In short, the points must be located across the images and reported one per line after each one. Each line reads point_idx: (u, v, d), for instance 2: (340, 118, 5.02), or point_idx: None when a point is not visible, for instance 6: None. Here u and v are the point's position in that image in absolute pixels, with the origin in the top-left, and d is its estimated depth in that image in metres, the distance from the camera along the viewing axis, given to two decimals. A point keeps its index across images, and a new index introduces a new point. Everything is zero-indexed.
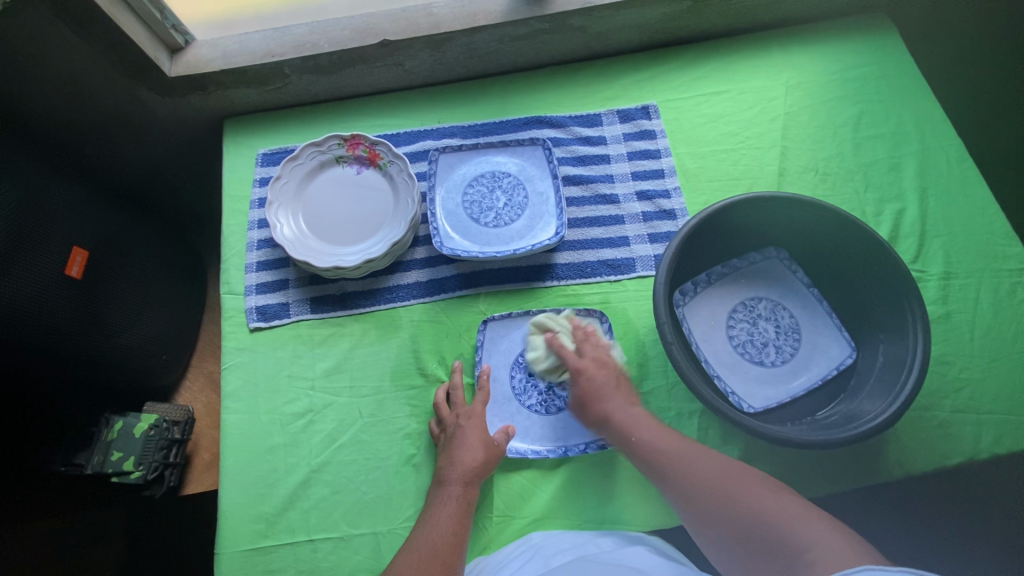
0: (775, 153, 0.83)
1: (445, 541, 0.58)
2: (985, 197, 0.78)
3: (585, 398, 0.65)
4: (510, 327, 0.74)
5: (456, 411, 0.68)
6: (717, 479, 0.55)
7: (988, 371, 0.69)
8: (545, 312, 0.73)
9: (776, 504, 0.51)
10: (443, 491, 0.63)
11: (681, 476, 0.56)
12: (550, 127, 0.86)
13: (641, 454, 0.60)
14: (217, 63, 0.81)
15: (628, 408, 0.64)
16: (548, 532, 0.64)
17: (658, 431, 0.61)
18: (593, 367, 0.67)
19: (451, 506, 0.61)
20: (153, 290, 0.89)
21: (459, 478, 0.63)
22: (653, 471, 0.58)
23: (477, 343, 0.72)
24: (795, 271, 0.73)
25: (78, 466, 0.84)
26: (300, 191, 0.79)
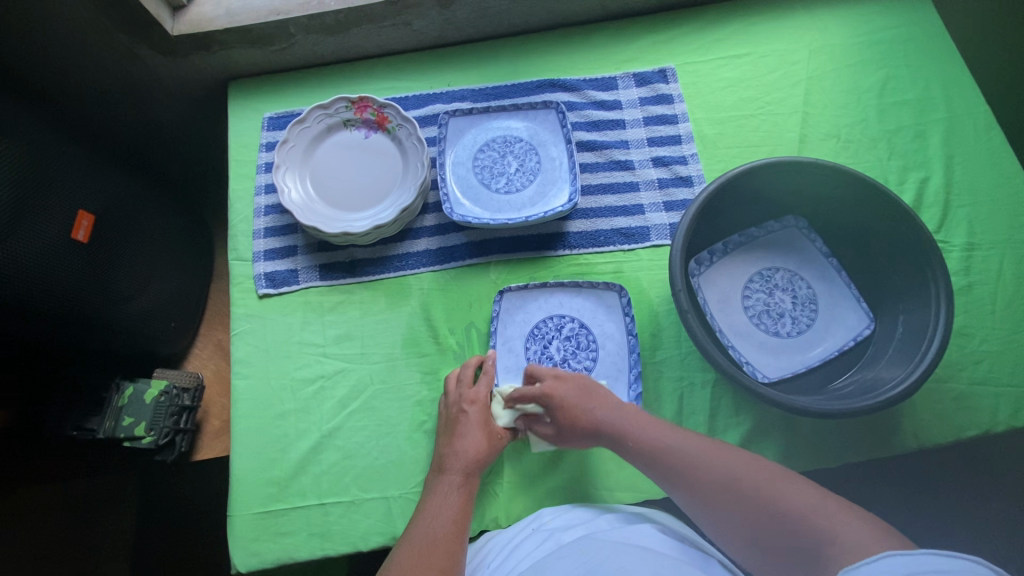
0: (797, 119, 0.80)
1: (446, 529, 0.57)
2: (1013, 167, 0.75)
3: (565, 416, 0.62)
4: (527, 298, 0.72)
5: (458, 395, 0.65)
6: (722, 471, 0.55)
7: (1008, 343, 0.68)
8: (564, 284, 0.72)
9: (780, 492, 0.52)
10: (446, 477, 0.61)
11: (684, 472, 0.56)
12: (563, 90, 0.83)
13: (639, 454, 0.59)
14: (220, 21, 0.78)
15: (619, 408, 0.62)
16: (558, 509, 0.63)
17: (654, 426, 0.60)
18: (558, 385, 0.64)
19: (455, 494, 0.60)
20: (161, 256, 0.89)
21: (461, 467, 0.61)
22: (655, 467, 0.58)
23: (493, 312, 0.71)
24: (814, 240, 0.71)
25: (90, 431, 0.84)
26: (307, 155, 0.77)
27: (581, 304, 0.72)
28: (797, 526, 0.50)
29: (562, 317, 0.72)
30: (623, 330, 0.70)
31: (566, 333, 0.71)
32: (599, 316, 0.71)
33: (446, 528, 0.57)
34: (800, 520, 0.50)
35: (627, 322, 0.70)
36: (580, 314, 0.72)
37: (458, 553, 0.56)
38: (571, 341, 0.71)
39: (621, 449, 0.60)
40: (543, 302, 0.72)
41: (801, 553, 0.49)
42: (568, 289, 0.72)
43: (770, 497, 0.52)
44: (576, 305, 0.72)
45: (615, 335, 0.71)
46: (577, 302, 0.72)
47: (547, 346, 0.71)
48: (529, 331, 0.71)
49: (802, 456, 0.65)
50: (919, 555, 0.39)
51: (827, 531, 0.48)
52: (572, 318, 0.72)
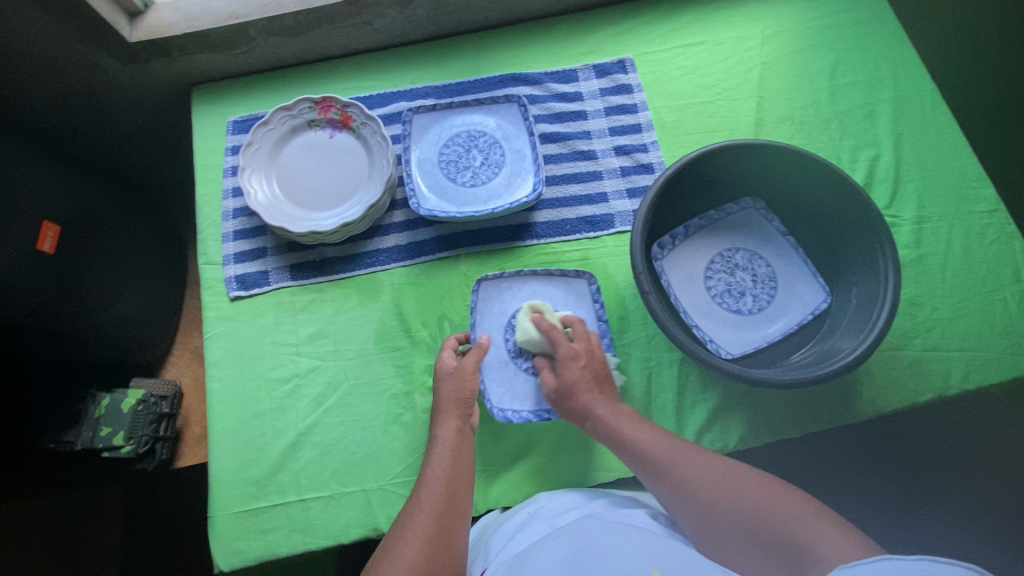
0: (752, 104, 0.82)
1: (441, 480, 0.60)
2: (958, 142, 0.79)
3: (573, 386, 0.64)
4: (502, 289, 0.73)
5: (453, 369, 0.67)
6: (716, 477, 0.56)
7: (957, 310, 0.71)
8: (536, 273, 0.73)
9: (774, 501, 0.53)
10: (438, 427, 0.64)
11: (677, 477, 0.57)
12: (525, 84, 0.84)
13: (630, 450, 0.60)
14: (179, 27, 0.78)
15: (615, 404, 0.64)
16: (552, 495, 0.64)
17: (649, 428, 0.61)
18: (584, 358, 0.66)
19: (447, 441, 0.63)
20: (131, 266, 0.88)
21: (451, 410, 0.64)
22: (648, 466, 0.59)
23: (471, 304, 0.72)
24: (771, 219, 0.73)
25: (68, 443, 0.84)
26: (273, 157, 0.77)
27: (553, 293, 0.74)
28: (791, 535, 0.50)
29: None
30: (594, 317, 0.72)
31: None
32: (570, 303, 0.73)
33: (443, 477, 0.60)
34: (794, 530, 0.50)
35: (598, 307, 0.72)
36: (554, 302, 0.73)
37: (457, 499, 0.59)
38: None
39: (611, 442, 0.62)
40: (516, 292, 0.74)
41: (792, 561, 0.49)
42: (539, 279, 0.74)
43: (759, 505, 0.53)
44: (549, 293, 0.74)
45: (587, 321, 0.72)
46: (549, 289, 0.74)
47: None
48: (506, 323, 0.72)
49: (767, 428, 0.68)
50: (913, 560, 0.38)
51: (820, 541, 0.48)
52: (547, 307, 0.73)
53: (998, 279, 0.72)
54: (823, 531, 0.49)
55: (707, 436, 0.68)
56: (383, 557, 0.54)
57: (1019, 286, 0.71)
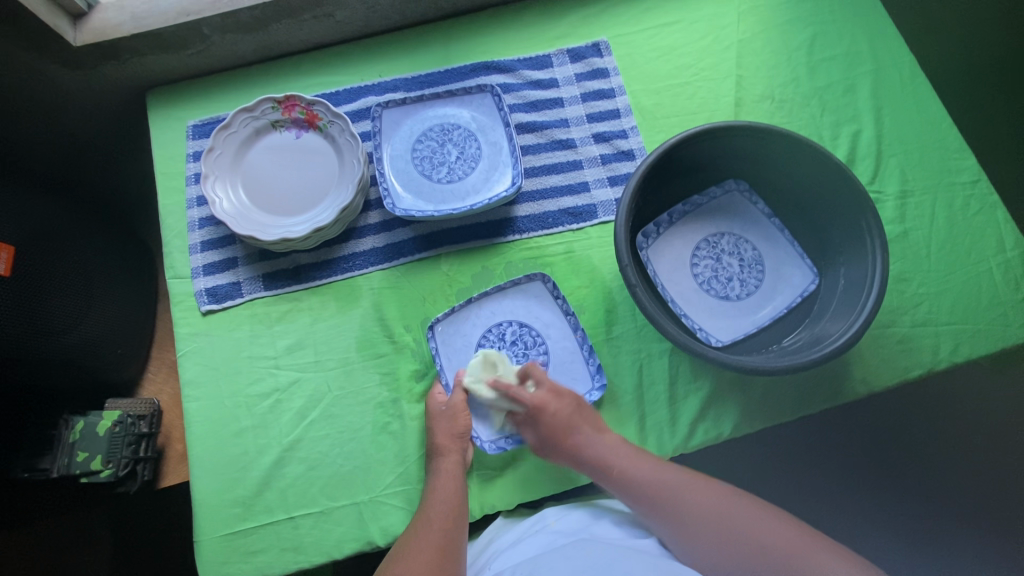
0: (730, 83, 0.80)
1: (442, 514, 0.60)
2: (938, 113, 0.78)
3: (551, 434, 0.63)
4: (460, 322, 0.71)
5: (444, 407, 0.65)
6: (710, 506, 0.59)
7: (943, 284, 0.71)
8: (487, 292, 0.71)
9: (769, 529, 0.56)
10: (438, 460, 0.63)
11: (675, 509, 0.59)
12: (497, 72, 0.81)
13: (623, 484, 0.61)
14: (126, 27, 0.73)
15: (600, 437, 0.63)
16: (561, 513, 0.64)
17: (640, 459, 0.62)
18: (553, 400, 0.64)
19: (448, 475, 0.62)
20: (97, 285, 0.84)
21: (451, 446, 0.63)
22: (642, 500, 0.60)
23: (432, 353, 0.69)
24: (755, 201, 0.72)
25: (44, 471, 0.80)
26: (237, 162, 0.73)
27: (512, 304, 0.71)
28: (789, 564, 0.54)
29: (499, 324, 0.71)
30: (560, 315, 0.71)
31: (510, 338, 0.71)
32: (532, 309, 0.71)
33: (439, 511, 0.60)
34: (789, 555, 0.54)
35: (561, 305, 0.70)
36: (515, 314, 0.71)
37: (457, 531, 0.60)
38: (518, 344, 0.70)
39: (602, 477, 0.62)
40: (476, 315, 0.71)
41: None
42: (492, 296, 0.71)
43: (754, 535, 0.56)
44: (507, 307, 0.71)
45: (554, 320, 0.71)
46: (507, 303, 0.71)
47: (498, 360, 0.70)
48: (476, 353, 0.70)
49: (761, 414, 0.67)
50: None
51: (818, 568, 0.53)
52: (510, 322, 0.71)
53: (983, 250, 0.72)
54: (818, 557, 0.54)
55: (701, 425, 0.67)
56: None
57: (1003, 256, 0.71)
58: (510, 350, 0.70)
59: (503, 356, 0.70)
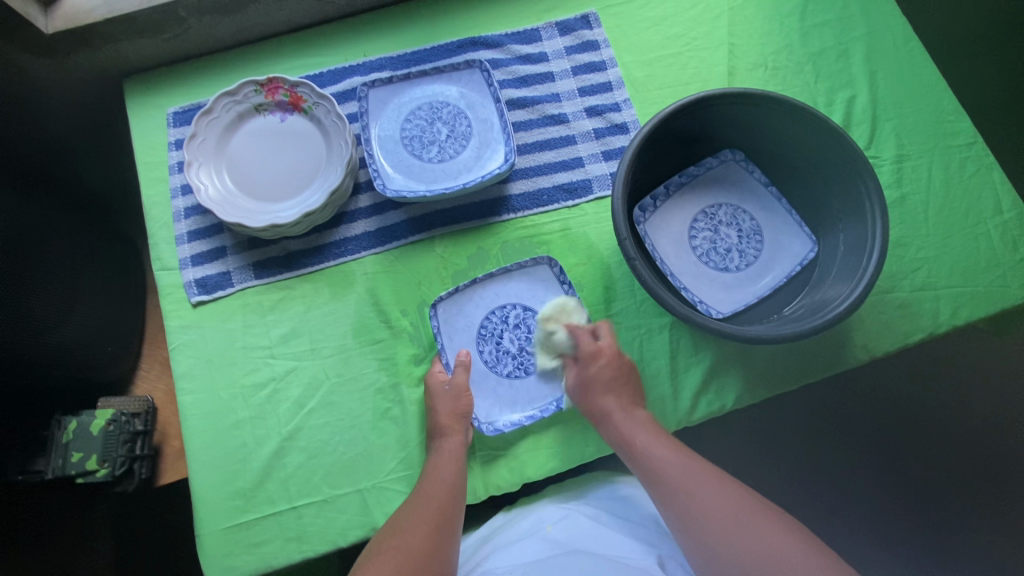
0: (723, 52, 0.79)
1: (440, 493, 0.60)
2: (933, 76, 0.77)
3: (586, 387, 0.64)
4: (463, 302, 0.69)
5: (447, 386, 0.65)
6: (726, 504, 0.56)
7: (942, 248, 0.70)
8: (493, 275, 0.70)
9: (786, 546, 0.53)
10: (438, 440, 0.62)
11: (689, 499, 0.57)
12: (485, 48, 0.79)
13: (642, 460, 0.60)
14: (100, 12, 0.71)
15: (631, 408, 0.63)
16: (557, 515, 0.65)
17: (664, 443, 0.61)
18: (604, 358, 0.64)
19: (450, 454, 0.62)
20: (82, 282, 0.82)
21: (454, 426, 0.62)
22: (656, 482, 0.59)
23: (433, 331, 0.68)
24: (752, 170, 0.71)
25: (38, 472, 0.79)
26: (221, 148, 0.71)
27: (516, 287, 0.70)
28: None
29: (504, 308, 0.70)
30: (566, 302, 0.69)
31: (514, 322, 0.69)
32: (539, 293, 0.70)
33: (433, 488, 0.60)
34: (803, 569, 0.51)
35: (566, 291, 0.69)
36: (521, 298, 0.70)
37: (453, 513, 0.59)
38: (521, 328, 0.69)
39: (623, 449, 0.62)
40: (480, 300, 0.70)
41: None
42: (499, 280, 0.70)
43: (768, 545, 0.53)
44: (513, 291, 0.70)
45: None
46: (512, 286, 0.70)
47: (500, 342, 0.69)
48: (477, 334, 0.69)
49: (763, 385, 0.67)
50: None
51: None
52: (514, 305, 0.70)
53: (980, 212, 0.71)
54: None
55: (704, 398, 0.67)
56: (372, 562, 0.55)
57: (1001, 218, 0.71)
58: (513, 333, 0.69)
59: (505, 339, 0.69)
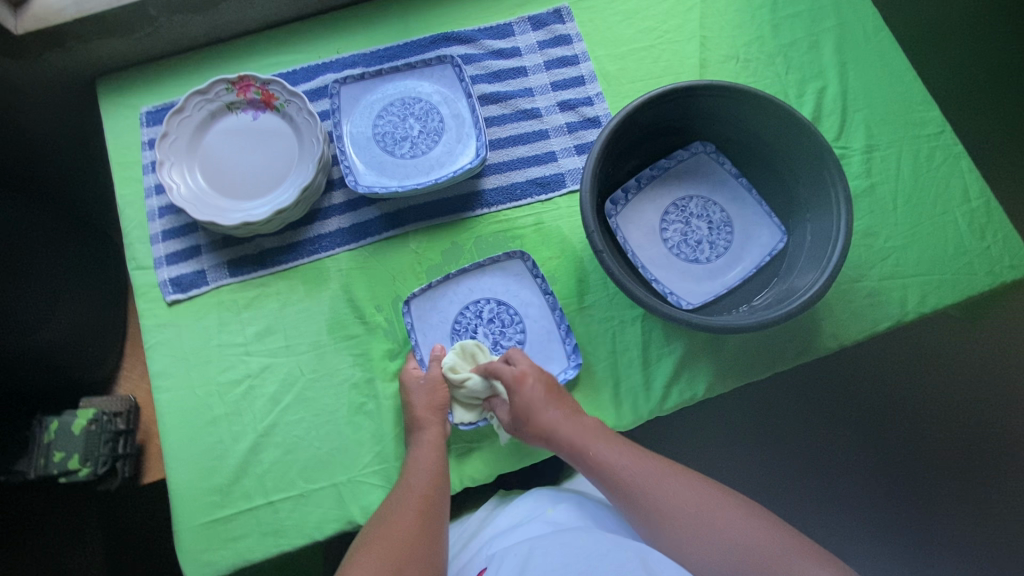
0: (695, 44, 0.79)
1: (423, 483, 0.61)
2: (902, 65, 0.77)
3: (523, 412, 0.62)
4: (437, 297, 0.70)
5: (422, 380, 0.65)
6: (684, 500, 0.57)
7: (910, 236, 0.71)
8: (465, 270, 0.70)
9: (750, 535, 0.54)
10: (417, 433, 0.63)
11: (649, 498, 0.58)
12: (458, 43, 0.79)
13: (597, 468, 0.61)
14: (68, 12, 0.71)
15: (577, 417, 0.63)
16: (557, 498, 0.65)
17: (618, 447, 0.61)
18: (531, 376, 0.63)
19: (431, 445, 0.62)
20: (62, 283, 0.81)
21: (431, 419, 0.63)
22: (613, 488, 0.60)
23: (407, 327, 0.68)
24: (722, 162, 0.72)
25: (20, 473, 0.78)
26: (193, 147, 0.72)
27: (489, 281, 0.71)
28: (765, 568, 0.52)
29: (477, 302, 0.70)
30: (539, 293, 0.70)
31: (487, 316, 0.70)
32: (512, 286, 0.70)
33: (418, 479, 0.61)
34: (766, 556, 0.52)
35: (539, 283, 0.70)
36: (494, 291, 0.70)
37: (438, 501, 0.61)
38: (495, 322, 0.70)
39: (576, 459, 0.62)
40: (453, 294, 0.70)
41: None
42: (472, 274, 0.70)
43: (732, 535, 0.54)
44: (486, 284, 0.70)
45: (533, 299, 0.70)
46: (485, 280, 0.71)
47: (474, 337, 0.69)
48: (451, 329, 0.69)
49: (734, 374, 0.68)
50: None
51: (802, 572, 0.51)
52: (488, 300, 0.70)
53: (948, 201, 0.72)
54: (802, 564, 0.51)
55: (675, 388, 0.67)
56: (363, 556, 0.55)
57: (969, 206, 0.72)
58: (487, 327, 0.70)
59: (479, 333, 0.69)
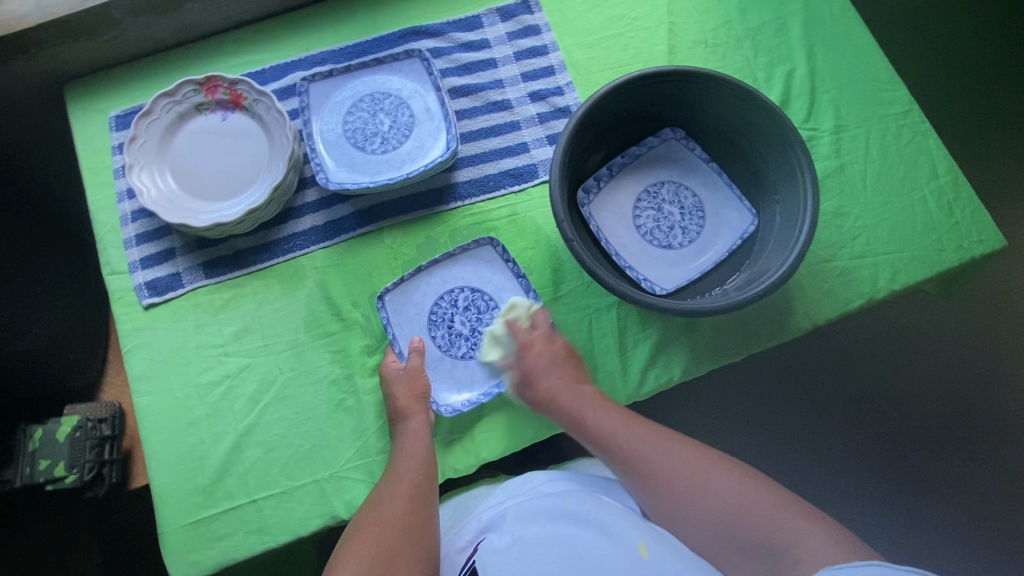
0: (663, 31, 0.79)
1: (412, 469, 0.62)
2: (869, 45, 0.78)
3: (526, 377, 0.65)
4: (414, 289, 0.70)
5: (402, 372, 0.66)
6: (684, 468, 0.57)
7: (880, 215, 0.72)
8: (441, 261, 0.70)
9: (748, 500, 0.54)
10: (400, 423, 0.64)
11: (646, 469, 0.58)
12: (427, 37, 0.79)
13: (594, 438, 0.62)
14: (33, 17, 0.70)
15: (577, 387, 0.64)
16: (545, 476, 0.65)
17: (615, 416, 0.62)
18: (541, 344, 0.65)
19: (416, 435, 0.63)
20: (39, 293, 0.81)
21: (413, 410, 0.63)
22: (611, 457, 0.61)
23: (384, 323, 0.69)
24: (692, 147, 0.72)
25: (8, 481, 0.78)
26: (164, 149, 0.71)
27: (465, 272, 0.71)
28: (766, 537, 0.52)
29: (454, 292, 0.70)
30: (513, 278, 0.70)
31: (464, 305, 0.70)
32: (487, 276, 0.71)
33: (404, 468, 0.62)
34: (766, 523, 0.52)
35: (512, 268, 0.70)
36: (469, 281, 0.71)
37: (425, 487, 0.61)
38: (472, 311, 0.70)
39: (575, 428, 0.63)
40: (429, 287, 0.70)
41: (769, 559, 0.51)
42: (448, 266, 0.71)
43: (731, 503, 0.54)
44: (461, 275, 0.71)
45: (508, 286, 0.70)
46: (461, 271, 0.71)
47: (452, 326, 0.70)
48: (429, 320, 0.70)
49: (709, 357, 0.68)
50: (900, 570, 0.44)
51: (799, 539, 0.50)
52: (465, 289, 0.70)
53: (916, 178, 0.73)
54: (798, 525, 0.52)
55: (652, 372, 0.68)
56: (353, 542, 0.57)
57: (937, 182, 0.72)
58: (464, 316, 0.70)
59: (456, 323, 0.70)
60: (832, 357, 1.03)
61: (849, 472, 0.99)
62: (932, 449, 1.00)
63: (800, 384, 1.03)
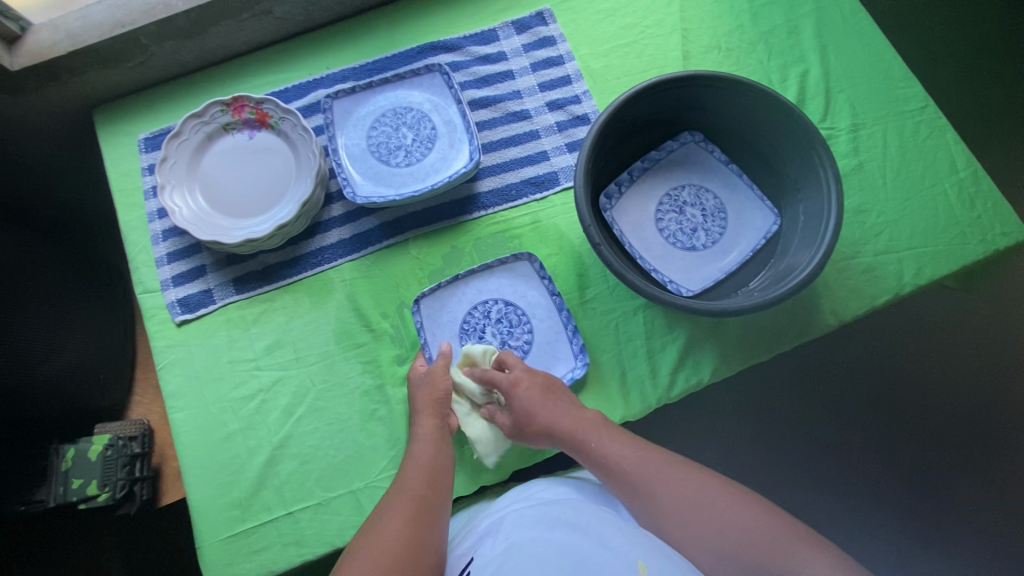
0: (677, 38, 0.81)
1: (420, 475, 0.61)
2: (881, 44, 0.79)
3: (522, 416, 0.63)
4: (445, 299, 0.71)
5: (425, 375, 0.67)
6: (690, 495, 0.56)
7: (902, 210, 0.72)
8: (473, 271, 0.71)
9: (755, 527, 0.53)
10: (416, 426, 0.64)
11: (653, 492, 0.57)
12: (445, 52, 0.81)
13: (596, 459, 0.61)
14: (64, 46, 0.73)
15: (579, 412, 0.63)
16: (548, 484, 0.64)
17: (616, 441, 0.61)
18: (525, 378, 0.65)
19: (428, 437, 0.63)
20: (70, 315, 0.82)
21: (430, 410, 0.64)
22: (612, 479, 0.60)
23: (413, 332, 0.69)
24: (712, 150, 0.73)
25: (39, 502, 0.77)
26: (193, 168, 0.73)
27: (494, 281, 0.72)
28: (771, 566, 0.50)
29: (483, 302, 0.71)
30: (542, 290, 0.71)
31: (493, 314, 0.71)
32: (519, 288, 0.71)
33: (416, 473, 0.61)
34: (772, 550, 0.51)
35: (547, 285, 0.71)
36: (498, 290, 0.71)
37: (437, 490, 0.61)
38: (503, 322, 0.70)
39: (575, 451, 0.62)
40: (457, 296, 0.71)
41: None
42: (478, 275, 0.71)
43: (740, 528, 0.53)
44: (493, 285, 0.72)
45: (535, 293, 0.71)
46: (490, 280, 0.72)
47: (482, 337, 0.70)
48: (459, 329, 0.70)
49: (737, 357, 0.69)
50: None
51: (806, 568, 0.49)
52: (495, 299, 0.71)
53: (936, 173, 0.73)
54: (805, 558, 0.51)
55: (681, 373, 0.68)
56: (356, 553, 0.54)
57: (957, 176, 0.73)
58: (495, 327, 0.70)
59: (487, 334, 0.70)
60: (853, 355, 1.04)
61: (875, 470, 0.99)
62: (961, 447, 0.99)
63: (822, 383, 1.03)
